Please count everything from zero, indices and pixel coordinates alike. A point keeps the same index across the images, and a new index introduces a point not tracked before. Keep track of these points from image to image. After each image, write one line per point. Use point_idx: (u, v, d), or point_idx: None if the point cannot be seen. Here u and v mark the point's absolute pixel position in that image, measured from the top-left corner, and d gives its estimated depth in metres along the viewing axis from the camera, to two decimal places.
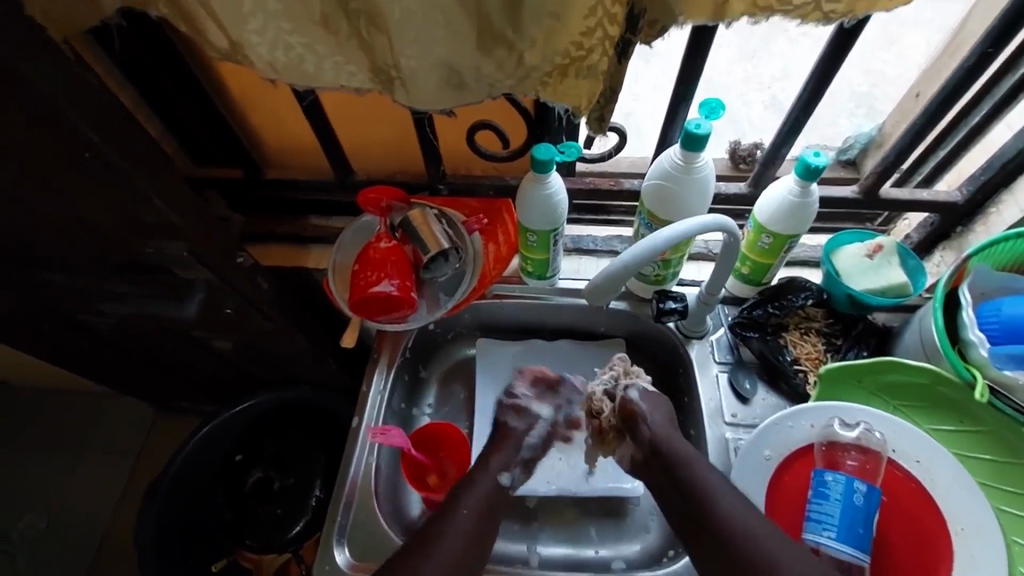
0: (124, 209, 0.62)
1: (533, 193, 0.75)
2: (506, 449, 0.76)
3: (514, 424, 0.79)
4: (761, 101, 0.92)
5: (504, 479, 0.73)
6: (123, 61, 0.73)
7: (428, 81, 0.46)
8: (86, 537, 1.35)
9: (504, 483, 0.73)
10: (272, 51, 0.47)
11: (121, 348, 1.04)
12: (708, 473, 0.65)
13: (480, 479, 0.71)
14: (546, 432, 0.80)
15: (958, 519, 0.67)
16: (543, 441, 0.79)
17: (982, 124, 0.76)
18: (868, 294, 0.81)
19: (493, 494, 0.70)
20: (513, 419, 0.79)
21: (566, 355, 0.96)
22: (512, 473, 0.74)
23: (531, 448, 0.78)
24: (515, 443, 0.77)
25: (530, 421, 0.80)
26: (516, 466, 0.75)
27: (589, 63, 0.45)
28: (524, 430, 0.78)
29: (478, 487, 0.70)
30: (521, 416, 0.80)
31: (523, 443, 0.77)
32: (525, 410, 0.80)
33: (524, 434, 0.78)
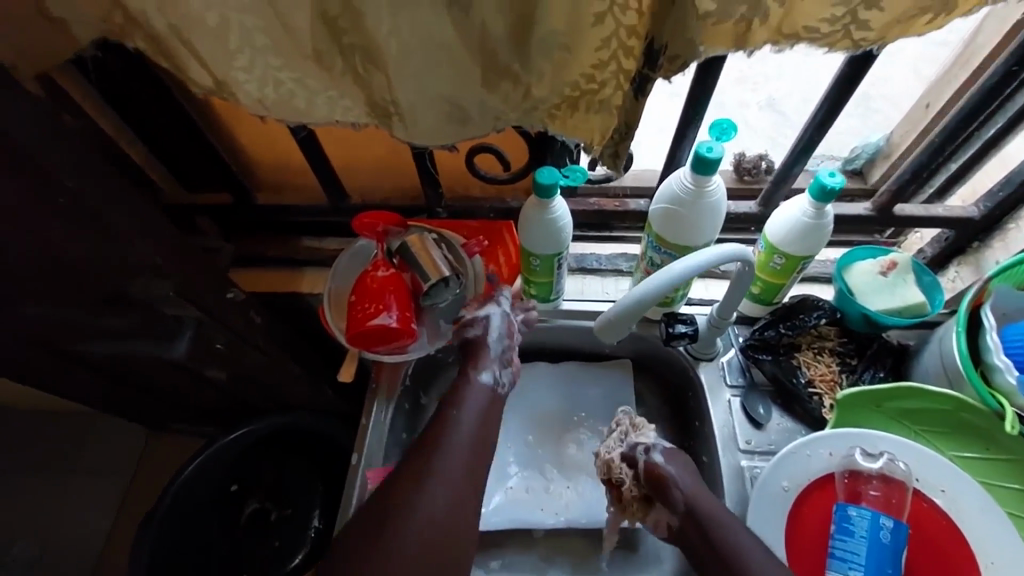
0: (108, 251, 0.59)
1: (537, 217, 0.72)
2: (478, 354, 0.71)
3: (470, 333, 0.73)
4: (757, 103, 0.93)
5: (487, 378, 0.70)
6: (104, 89, 0.70)
7: (429, 117, 0.43)
8: (78, 568, 1.30)
9: (489, 382, 0.70)
10: (261, 88, 0.44)
11: (109, 377, 1.00)
12: (744, 541, 0.62)
13: (467, 387, 0.69)
14: (504, 325, 0.74)
15: (986, 553, 0.65)
16: (504, 331, 0.74)
17: (997, 137, 0.73)
18: (883, 314, 0.79)
19: (483, 401, 0.68)
20: (472, 330, 0.73)
21: (569, 376, 0.93)
22: (495, 369, 0.71)
23: (499, 345, 0.73)
24: (485, 350, 0.72)
25: (480, 323, 0.73)
26: (493, 364, 0.71)
27: (602, 96, 0.42)
28: (483, 332, 0.73)
29: (467, 404, 0.67)
30: (474, 324, 0.74)
31: (487, 341, 0.72)
32: (478, 315, 0.74)
33: (485, 336, 0.73)
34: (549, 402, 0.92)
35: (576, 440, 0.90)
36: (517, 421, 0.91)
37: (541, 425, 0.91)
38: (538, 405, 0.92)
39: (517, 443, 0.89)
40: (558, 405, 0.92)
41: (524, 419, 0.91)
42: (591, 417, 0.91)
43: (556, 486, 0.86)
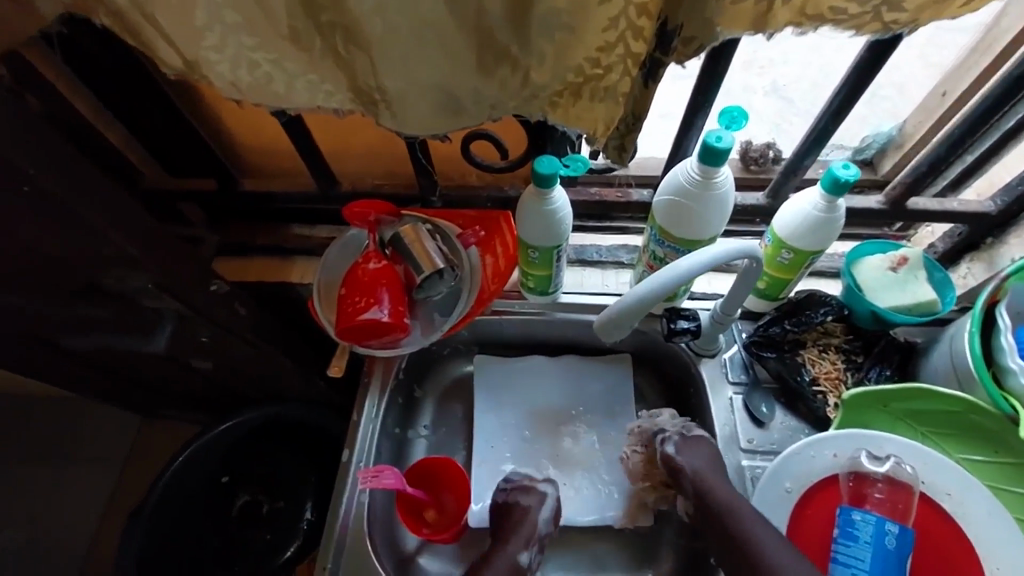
0: (80, 242, 0.56)
1: (535, 208, 0.69)
2: (522, 534, 0.71)
3: (522, 501, 0.74)
4: (762, 87, 0.91)
5: (524, 559, 0.70)
6: (76, 68, 0.66)
7: (419, 105, 0.40)
8: (69, 555, 1.29)
9: (524, 564, 0.70)
10: (234, 70, 0.40)
11: (93, 367, 0.97)
12: (745, 514, 0.65)
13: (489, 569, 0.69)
14: (556, 505, 0.75)
15: (992, 559, 0.63)
16: (554, 513, 0.75)
17: (1017, 128, 0.69)
18: (893, 312, 0.76)
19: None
20: (528, 499, 0.74)
21: (566, 370, 0.91)
22: (530, 552, 0.71)
23: (545, 522, 0.73)
24: (530, 522, 0.72)
25: (535, 493, 0.74)
26: (530, 544, 0.71)
27: (608, 83, 0.38)
28: (536, 506, 0.74)
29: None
30: (528, 492, 0.75)
31: (536, 517, 0.73)
32: (534, 488, 0.75)
33: (536, 511, 0.73)
34: (545, 396, 0.90)
35: (571, 434, 0.87)
36: (511, 416, 0.89)
37: (536, 419, 0.89)
38: (534, 399, 0.90)
39: (513, 439, 0.87)
40: (553, 400, 0.90)
41: (518, 413, 0.89)
42: (587, 412, 0.89)
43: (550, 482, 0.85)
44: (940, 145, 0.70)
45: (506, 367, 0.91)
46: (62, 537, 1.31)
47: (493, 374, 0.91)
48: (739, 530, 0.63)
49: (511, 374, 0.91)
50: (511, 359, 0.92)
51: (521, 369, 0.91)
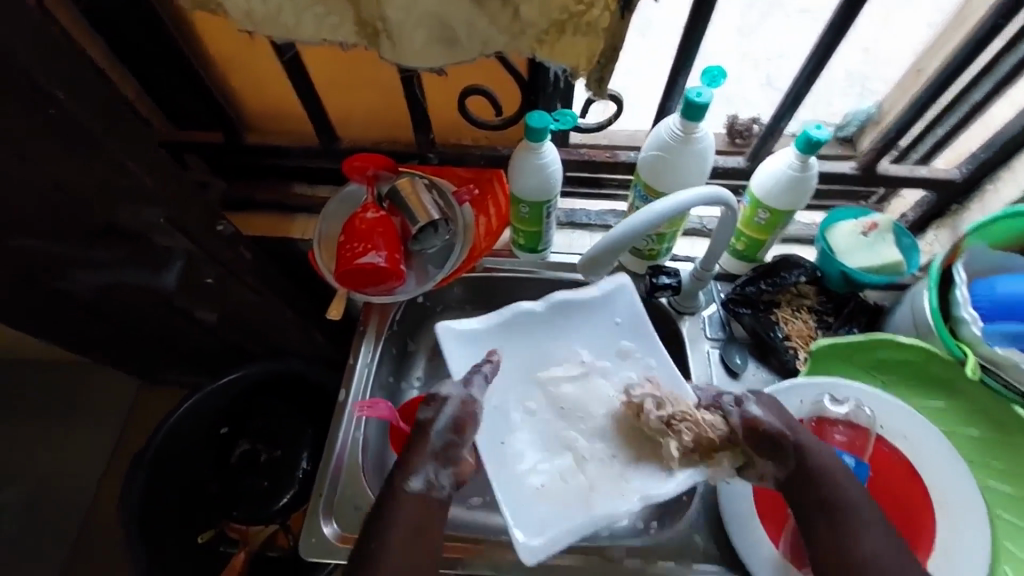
0: (96, 173, 0.59)
1: (526, 161, 0.73)
2: (419, 451, 0.62)
3: (418, 415, 0.64)
4: (755, 80, 0.89)
5: (419, 484, 0.60)
6: (93, 16, 0.69)
7: (415, 36, 0.44)
8: (70, 507, 1.33)
9: (421, 489, 0.60)
10: (248, 1, 0.44)
11: (97, 317, 1.01)
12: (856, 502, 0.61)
13: (394, 501, 0.60)
14: (461, 412, 0.65)
15: (942, 493, 0.68)
16: (455, 421, 0.64)
17: (982, 102, 0.74)
18: (862, 272, 0.80)
19: (414, 511, 0.59)
20: (423, 412, 0.64)
21: (563, 318, 0.82)
22: (432, 473, 0.61)
23: (443, 437, 0.63)
24: (427, 443, 0.62)
25: (434, 404, 0.64)
26: (430, 463, 0.61)
27: (589, 18, 0.43)
28: (432, 417, 0.63)
29: (395, 520, 0.59)
30: (429, 404, 0.65)
31: (435, 434, 0.62)
32: (434, 397, 0.65)
33: (432, 422, 0.63)
34: (537, 356, 0.81)
35: (573, 390, 0.78)
36: (502, 386, 0.78)
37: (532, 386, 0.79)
38: (521, 362, 0.80)
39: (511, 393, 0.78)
40: (543, 361, 0.81)
41: (507, 383, 0.79)
42: (598, 360, 0.81)
43: (553, 460, 0.74)
44: (907, 111, 0.74)
45: (496, 325, 0.80)
46: (64, 490, 1.35)
47: (472, 333, 0.78)
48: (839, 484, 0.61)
49: (495, 335, 0.80)
50: (492, 316, 0.80)
51: (514, 325, 0.80)
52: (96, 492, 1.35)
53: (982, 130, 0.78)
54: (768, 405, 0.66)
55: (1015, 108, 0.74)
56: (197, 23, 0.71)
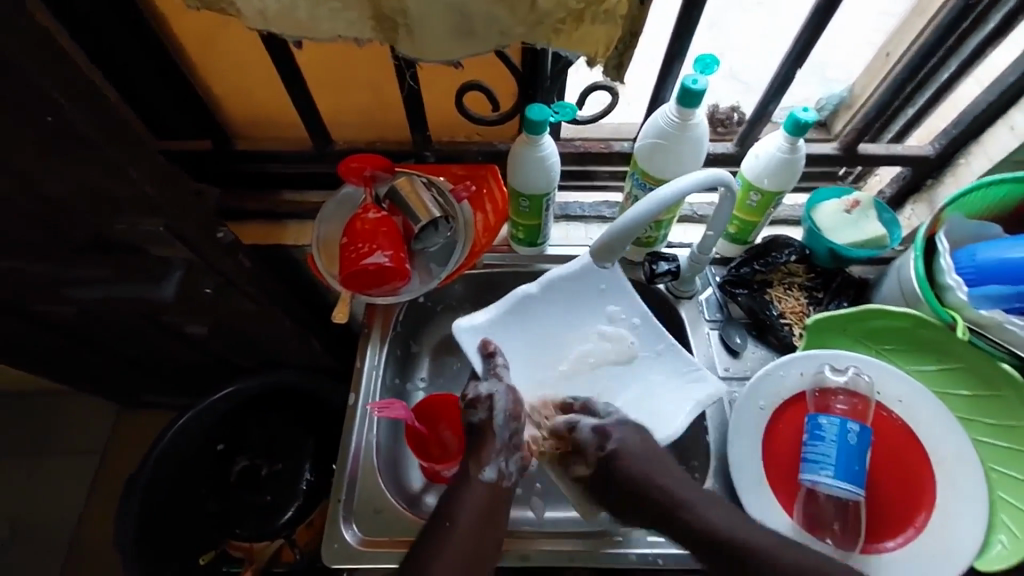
0: (94, 183, 0.58)
1: (526, 155, 0.74)
2: (487, 448, 0.69)
3: (473, 417, 0.70)
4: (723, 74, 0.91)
5: (490, 475, 0.69)
6: (72, 24, 0.66)
7: (435, 27, 0.45)
8: (56, 540, 1.28)
9: (493, 478, 0.69)
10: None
11: (81, 340, 0.97)
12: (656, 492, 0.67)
13: (469, 487, 0.69)
14: (510, 403, 0.70)
15: (939, 451, 0.72)
16: (511, 412, 0.70)
17: (949, 82, 0.79)
18: (849, 247, 0.83)
19: (483, 499, 0.68)
20: (476, 415, 0.70)
21: (563, 294, 0.79)
22: (499, 463, 0.69)
23: (504, 429, 0.69)
24: (491, 441, 0.69)
25: (485, 405, 0.70)
26: (499, 454, 0.69)
27: (607, 7, 0.44)
28: (488, 416, 0.69)
29: (468, 502, 0.68)
30: (478, 406, 0.70)
31: (495, 429, 0.69)
32: (480, 399, 0.70)
33: (490, 420, 0.69)
34: (540, 338, 0.80)
35: (574, 361, 0.81)
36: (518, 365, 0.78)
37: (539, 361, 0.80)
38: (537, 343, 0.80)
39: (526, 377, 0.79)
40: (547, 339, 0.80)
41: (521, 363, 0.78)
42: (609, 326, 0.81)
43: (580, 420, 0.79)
44: (884, 92, 0.78)
45: (502, 312, 0.77)
46: (49, 523, 1.29)
47: (482, 328, 0.76)
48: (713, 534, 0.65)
49: (501, 324, 0.78)
50: (498, 305, 0.77)
51: (516, 311, 0.78)
52: (83, 523, 1.29)
53: (949, 109, 0.82)
54: (628, 439, 0.71)
55: (979, 87, 0.78)
56: (185, 27, 0.69)
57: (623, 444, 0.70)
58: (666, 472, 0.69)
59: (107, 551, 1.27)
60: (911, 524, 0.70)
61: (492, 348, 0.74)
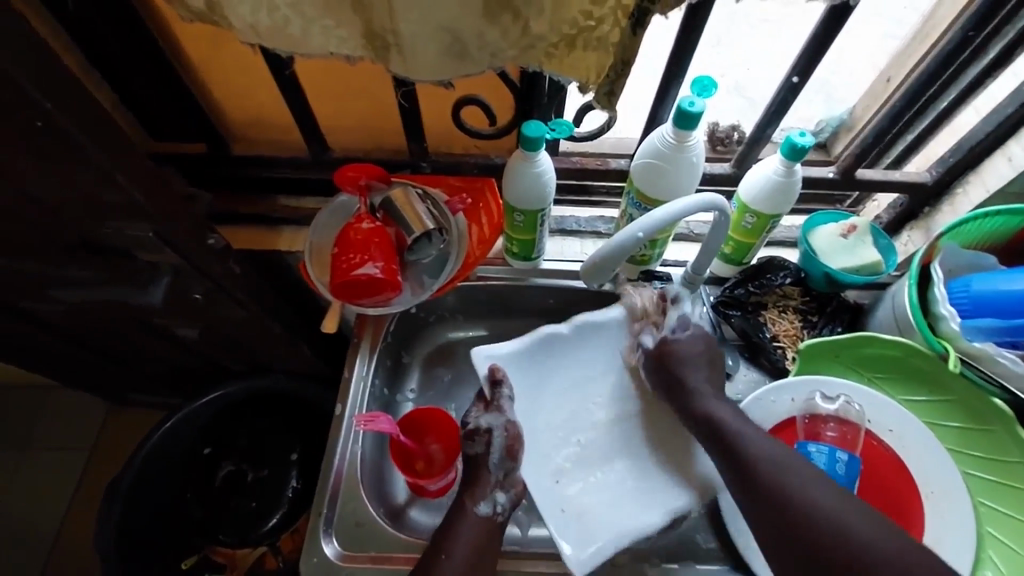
0: (85, 187, 0.58)
1: (522, 170, 0.73)
2: (483, 483, 0.70)
3: (472, 449, 0.72)
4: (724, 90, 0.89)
5: (485, 508, 0.69)
6: (70, 28, 0.66)
7: (427, 48, 0.47)
8: (36, 540, 1.26)
9: (488, 512, 0.69)
10: (253, 13, 0.47)
11: (68, 338, 0.96)
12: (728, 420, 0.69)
13: (465, 519, 0.68)
14: (506, 442, 0.72)
15: (928, 484, 0.71)
16: (506, 451, 0.72)
17: (948, 110, 0.79)
18: (843, 273, 0.83)
19: (481, 530, 0.68)
20: (473, 448, 0.72)
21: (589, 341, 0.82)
22: (494, 498, 0.70)
23: (499, 467, 0.71)
24: (485, 473, 0.71)
25: (483, 438, 0.72)
26: (493, 490, 0.70)
27: (599, 33, 0.47)
28: (484, 452, 0.71)
29: (464, 533, 0.67)
30: (477, 438, 0.72)
31: (488, 464, 0.71)
32: (477, 432, 0.72)
33: (486, 456, 0.71)
34: (562, 378, 0.82)
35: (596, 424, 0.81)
36: (522, 402, 0.79)
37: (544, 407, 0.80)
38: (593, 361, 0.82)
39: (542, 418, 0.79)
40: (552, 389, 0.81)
41: (525, 396, 0.79)
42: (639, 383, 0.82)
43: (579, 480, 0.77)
44: (882, 118, 0.78)
45: (520, 348, 0.79)
46: (30, 520, 1.28)
47: (508, 355, 0.78)
48: (737, 437, 0.67)
49: (518, 358, 0.79)
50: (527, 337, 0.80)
51: (541, 348, 0.80)
52: (64, 524, 1.27)
53: (949, 136, 0.82)
54: (695, 342, 0.77)
55: (978, 116, 0.79)
56: (183, 33, 0.69)
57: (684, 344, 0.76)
58: (704, 376, 0.75)
59: (87, 552, 1.25)
60: None
61: (500, 375, 0.75)
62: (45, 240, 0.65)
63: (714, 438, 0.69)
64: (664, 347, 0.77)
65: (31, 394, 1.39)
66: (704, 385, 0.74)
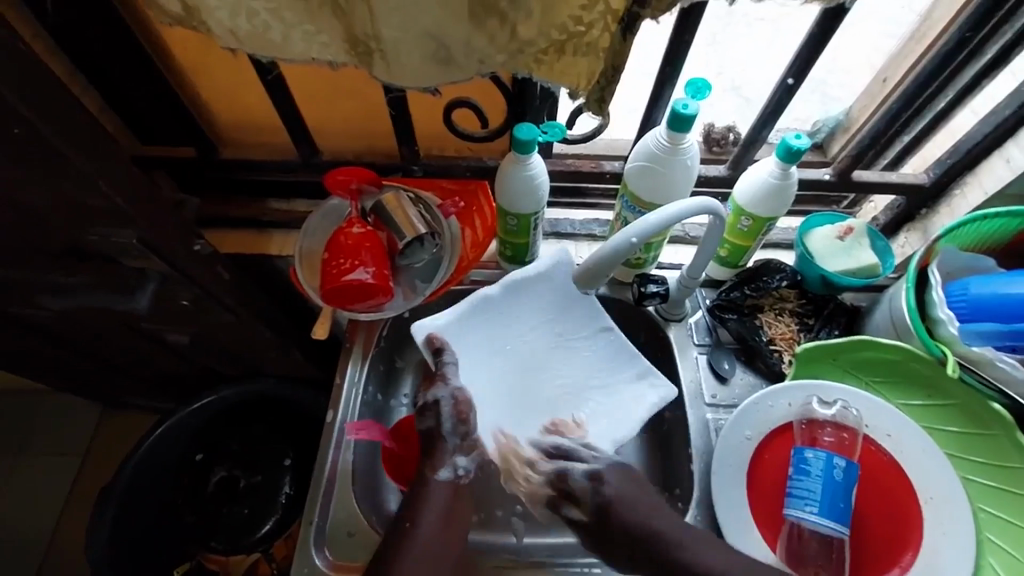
0: (66, 194, 0.57)
1: (514, 174, 0.72)
2: (440, 452, 0.69)
3: (423, 424, 0.70)
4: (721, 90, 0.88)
5: (446, 474, 0.69)
6: (52, 31, 0.65)
7: (412, 54, 0.46)
8: (27, 547, 1.25)
9: (448, 478, 0.69)
10: (233, 18, 0.46)
11: (57, 343, 0.95)
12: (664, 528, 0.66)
13: (427, 489, 0.68)
14: (455, 410, 0.69)
15: (927, 490, 0.70)
16: (458, 417, 0.69)
17: (945, 111, 0.78)
18: (841, 276, 0.82)
19: (446, 495, 0.69)
20: (425, 422, 0.69)
21: (524, 300, 0.77)
22: (454, 463, 0.69)
23: (454, 433, 0.69)
24: (442, 442, 0.69)
25: (432, 411, 0.69)
26: (454, 456, 0.69)
27: (589, 38, 0.46)
28: (436, 424, 0.69)
29: (432, 503, 0.68)
30: (427, 412, 0.69)
31: (442, 434, 0.69)
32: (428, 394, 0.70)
33: (438, 427, 0.69)
34: (505, 334, 0.78)
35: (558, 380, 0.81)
36: (470, 367, 0.75)
37: (495, 366, 0.77)
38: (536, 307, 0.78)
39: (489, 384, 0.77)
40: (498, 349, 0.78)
41: (473, 363, 0.75)
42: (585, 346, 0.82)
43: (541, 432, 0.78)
44: (879, 121, 0.77)
45: (462, 314, 0.74)
46: (22, 526, 1.26)
47: (448, 327, 0.73)
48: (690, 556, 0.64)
49: (463, 327, 0.74)
50: (458, 305, 0.74)
51: (480, 311, 0.75)
52: (56, 530, 1.26)
53: (946, 138, 0.82)
54: (618, 479, 0.68)
55: (976, 118, 0.78)
56: (168, 36, 0.68)
57: (616, 490, 0.67)
58: (658, 513, 0.67)
59: (79, 558, 1.24)
60: (896, 564, 0.69)
61: (440, 344, 0.71)
62: (26, 247, 0.63)
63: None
64: (601, 505, 0.66)
65: (24, 398, 1.38)
66: (671, 523, 0.66)
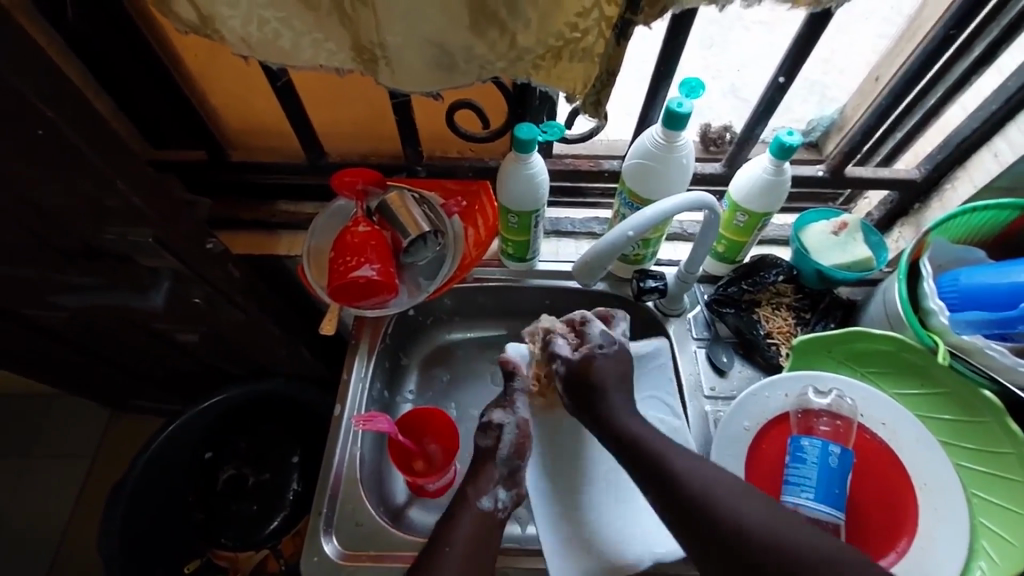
0: (86, 194, 0.60)
1: (515, 173, 0.74)
2: (482, 480, 0.73)
3: (482, 442, 0.75)
4: (718, 90, 0.91)
5: (486, 503, 0.72)
6: (70, 41, 0.68)
7: (415, 61, 0.49)
8: (40, 545, 1.27)
9: (487, 507, 0.71)
10: (244, 26, 0.48)
11: (66, 344, 0.97)
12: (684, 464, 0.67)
13: (462, 513, 0.70)
14: (517, 438, 0.75)
15: (921, 477, 0.72)
16: (517, 446, 0.75)
17: (936, 107, 0.80)
18: (835, 269, 0.83)
19: (477, 526, 0.70)
20: (484, 441, 0.75)
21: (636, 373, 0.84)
22: (495, 493, 0.72)
23: (505, 462, 0.74)
24: (492, 467, 0.74)
25: (494, 433, 0.75)
26: (497, 484, 0.73)
27: (585, 44, 0.49)
28: (493, 445, 0.74)
29: (460, 528, 0.69)
30: (488, 431, 0.75)
31: (495, 458, 0.74)
32: (494, 426, 0.75)
33: (495, 448, 0.74)
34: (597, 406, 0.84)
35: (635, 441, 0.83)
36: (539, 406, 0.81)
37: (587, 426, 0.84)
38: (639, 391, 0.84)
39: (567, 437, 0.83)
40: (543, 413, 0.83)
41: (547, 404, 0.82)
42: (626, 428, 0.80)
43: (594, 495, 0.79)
44: (870, 117, 0.79)
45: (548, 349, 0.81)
46: (35, 526, 1.28)
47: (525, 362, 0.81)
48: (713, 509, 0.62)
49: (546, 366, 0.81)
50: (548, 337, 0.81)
51: None
52: (68, 529, 1.28)
53: (937, 134, 0.84)
54: (617, 360, 0.77)
55: (965, 113, 0.79)
56: (181, 45, 0.71)
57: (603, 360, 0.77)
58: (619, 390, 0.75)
59: (91, 557, 1.26)
60: (892, 549, 0.70)
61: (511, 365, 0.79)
62: (42, 247, 0.66)
63: (660, 480, 0.66)
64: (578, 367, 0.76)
65: (38, 400, 1.40)
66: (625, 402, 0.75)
